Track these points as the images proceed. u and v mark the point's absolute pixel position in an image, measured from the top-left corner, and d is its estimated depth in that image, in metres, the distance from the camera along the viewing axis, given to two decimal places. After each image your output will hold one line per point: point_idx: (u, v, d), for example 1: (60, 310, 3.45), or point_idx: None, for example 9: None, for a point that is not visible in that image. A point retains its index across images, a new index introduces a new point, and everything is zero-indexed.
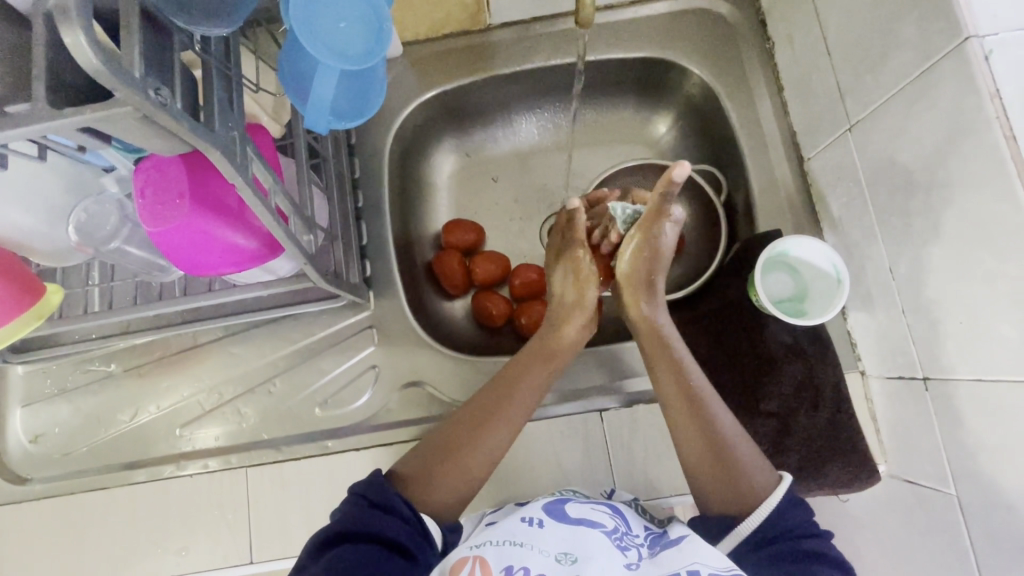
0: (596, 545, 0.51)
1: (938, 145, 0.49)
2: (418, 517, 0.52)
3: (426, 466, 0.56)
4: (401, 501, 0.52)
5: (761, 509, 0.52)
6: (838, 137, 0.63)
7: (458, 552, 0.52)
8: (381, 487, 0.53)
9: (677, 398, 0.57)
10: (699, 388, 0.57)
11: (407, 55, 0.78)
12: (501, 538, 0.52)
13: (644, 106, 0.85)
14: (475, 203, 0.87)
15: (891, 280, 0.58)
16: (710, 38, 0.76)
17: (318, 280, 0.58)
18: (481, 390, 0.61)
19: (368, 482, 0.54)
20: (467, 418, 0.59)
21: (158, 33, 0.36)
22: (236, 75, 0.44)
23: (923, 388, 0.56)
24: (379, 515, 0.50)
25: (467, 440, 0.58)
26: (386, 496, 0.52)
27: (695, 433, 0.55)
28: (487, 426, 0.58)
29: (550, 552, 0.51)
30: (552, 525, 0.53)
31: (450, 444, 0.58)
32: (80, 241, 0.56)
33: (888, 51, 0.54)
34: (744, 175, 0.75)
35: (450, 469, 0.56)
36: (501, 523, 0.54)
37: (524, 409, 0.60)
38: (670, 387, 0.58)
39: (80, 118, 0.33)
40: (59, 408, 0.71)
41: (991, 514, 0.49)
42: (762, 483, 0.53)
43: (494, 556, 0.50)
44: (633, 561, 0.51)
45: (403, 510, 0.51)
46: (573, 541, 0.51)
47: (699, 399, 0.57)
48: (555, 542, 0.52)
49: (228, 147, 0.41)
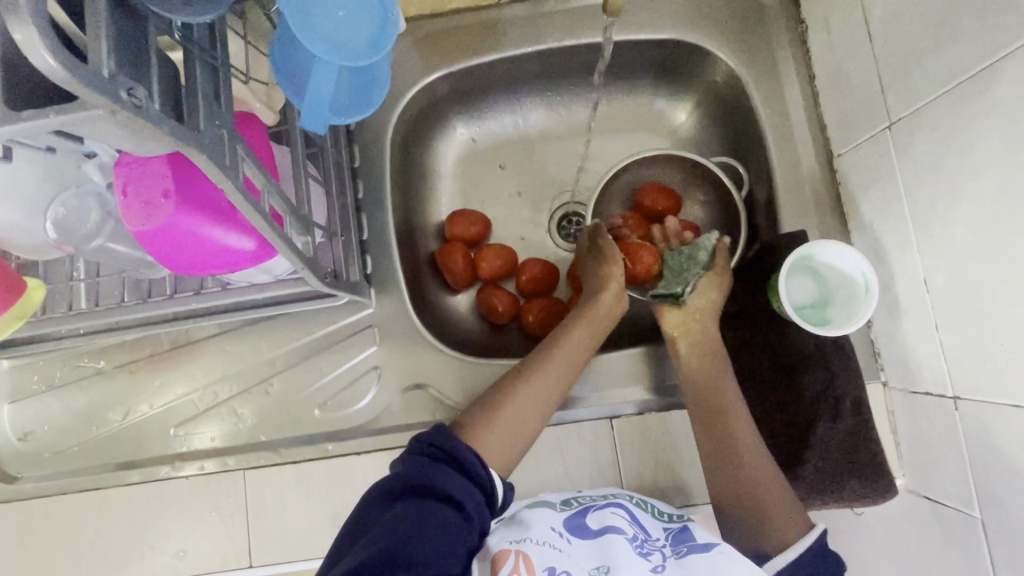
0: (624, 555, 0.49)
1: (993, 152, 0.45)
2: (485, 475, 0.51)
3: (480, 424, 0.56)
4: (470, 455, 0.51)
5: (797, 544, 0.53)
6: (875, 135, 0.59)
7: (496, 548, 0.50)
8: (449, 436, 0.52)
9: (712, 431, 0.59)
10: (733, 427, 0.59)
11: (411, 33, 0.72)
12: (542, 539, 0.51)
13: (663, 92, 0.79)
14: (481, 192, 0.82)
15: (924, 292, 0.55)
16: (738, 19, 0.70)
17: (316, 283, 0.55)
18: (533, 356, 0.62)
19: (435, 431, 0.53)
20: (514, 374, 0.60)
21: (131, 21, 0.32)
22: (224, 65, 0.39)
23: (952, 407, 0.54)
24: (446, 470, 0.49)
25: (520, 398, 0.58)
26: (454, 446, 0.51)
27: (726, 466, 0.58)
28: (536, 383, 0.59)
29: (583, 565, 0.48)
30: (579, 541, 0.51)
31: (505, 404, 0.57)
32: (59, 239, 0.52)
33: (941, 43, 0.49)
34: (769, 170, 0.70)
35: (505, 425, 0.56)
36: (531, 527, 0.52)
37: (574, 366, 0.61)
38: (708, 418, 0.60)
39: (42, 122, 0.29)
40: (48, 405, 0.69)
41: (1019, 543, 0.47)
42: (790, 525, 0.55)
43: (535, 554, 0.49)
44: (659, 564, 0.49)
45: (467, 463, 0.50)
46: (603, 553, 0.49)
47: (728, 425, 0.59)
48: (587, 556, 0.49)
49: (215, 148, 0.36)
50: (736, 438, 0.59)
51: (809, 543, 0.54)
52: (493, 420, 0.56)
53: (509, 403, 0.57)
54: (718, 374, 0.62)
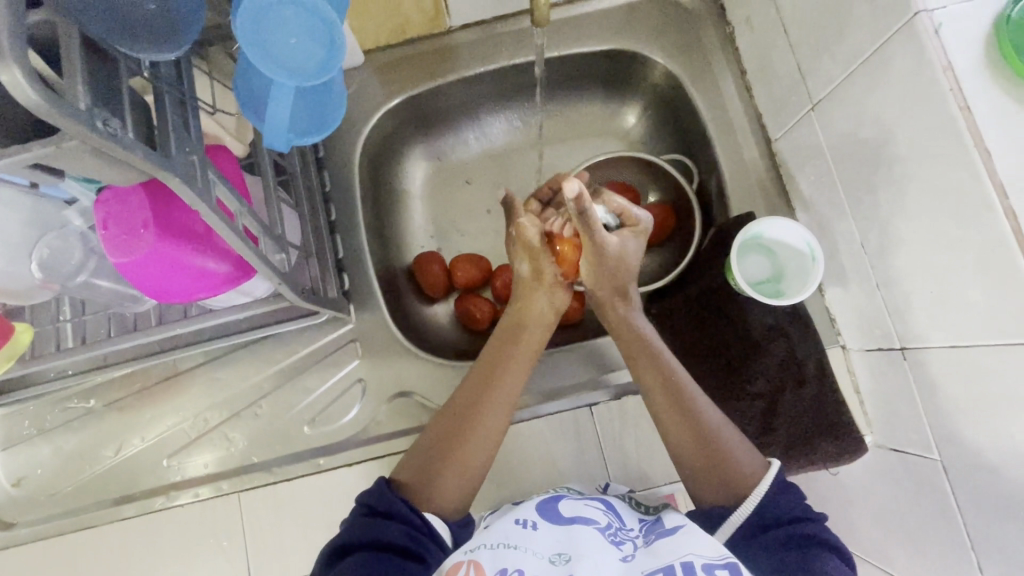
0: (591, 543, 0.51)
1: (897, 120, 0.50)
2: (424, 520, 0.53)
3: (424, 469, 0.57)
4: (405, 507, 0.53)
5: (752, 497, 0.53)
6: (803, 117, 0.64)
7: (450, 557, 0.51)
8: (381, 492, 0.54)
9: (658, 390, 0.59)
10: (677, 376, 0.60)
11: (369, 65, 0.77)
12: (496, 540, 0.51)
13: (611, 99, 0.85)
14: (451, 207, 0.86)
15: (863, 254, 0.59)
16: (670, 27, 0.76)
17: (293, 298, 0.57)
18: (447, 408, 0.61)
19: (372, 491, 0.55)
20: (460, 413, 0.59)
21: (106, 65, 0.36)
22: (191, 99, 0.43)
23: (902, 358, 0.57)
24: (382, 522, 0.51)
25: (461, 438, 0.58)
26: (386, 500, 0.53)
27: (680, 425, 0.58)
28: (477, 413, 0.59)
29: (544, 554, 0.50)
30: (546, 528, 0.53)
31: (444, 448, 0.58)
32: (45, 278, 0.54)
33: (842, 29, 0.55)
34: (715, 160, 0.75)
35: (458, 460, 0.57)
36: (494, 527, 0.53)
37: (513, 393, 0.61)
38: (654, 379, 0.60)
39: (26, 155, 0.32)
40: (40, 449, 0.70)
41: (973, 476, 0.51)
42: (752, 472, 0.55)
43: (488, 559, 0.49)
44: (629, 553, 0.51)
45: (403, 513, 0.53)
46: (567, 542, 0.51)
47: (684, 394, 0.59)
48: (548, 545, 0.51)
49: (187, 172, 0.40)
50: (685, 388, 0.59)
51: (770, 485, 0.53)
52: (439, 462, 0.57)
53: (445, 445, 0.58)
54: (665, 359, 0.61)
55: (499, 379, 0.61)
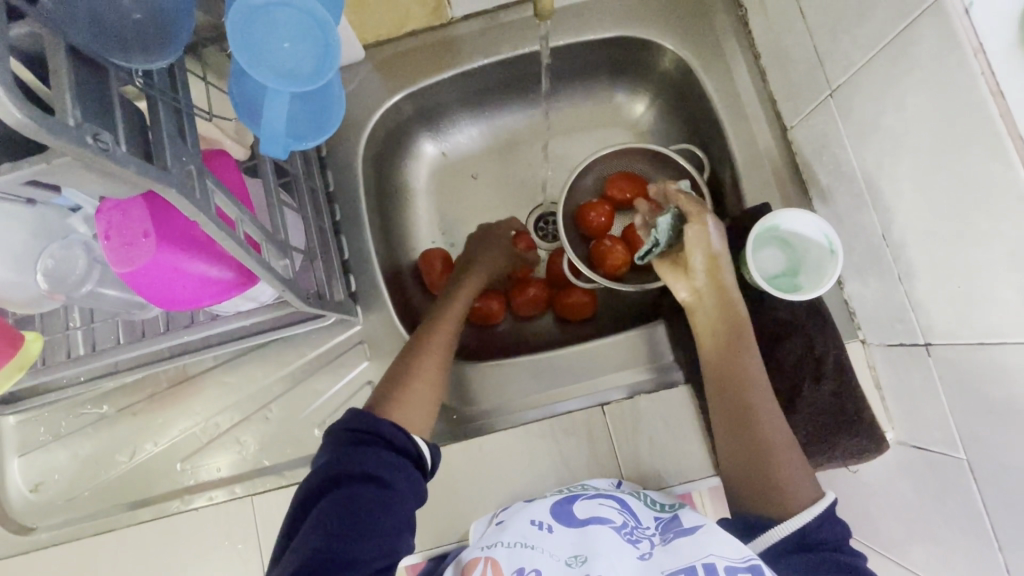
0: (607, 543, 0.50)
1: (924, 105, 0.47)
2: (406, 445, 0.54)
3: (385, 401, 0.59)
4: (389, 430, 0.53)
5: (801, 515, 0.53)
6: (820, 103, 0.61)
7: (469, 553, 0.53)
8: (365, 419, 0.54)
9: (724, 384, 0.60)
10: (752, 377, 0.60)
11: (371, 60, 0.75)
12: (512, 540, 0.51)
13: (619, 87, 0.82)
14: (457, 203, 0.85)
15: (884, 246, 0.57)
16: (680, 11, 0.73)
17: (299, 304, 0.57)
18: (404, 353, 0.63)
19: (353, 415, 0.54)
20: (412, 351, 0.63)
21: (95, 74, 0.35)
22: (187, 105, 0.42)
23: (926, 354, 0.56)
24: (371, 453, 0.51)
25: (429, 365, 0.62)
26: (373, 429, 0.53)
27: (732, 431, 0.58)
28: (430, 347, 0.63)
29: (559, 555, 0.50)
30: (560, 530, 0.53)
31: (402, 384, 0.60)
32: (51, 288, 0.53)
33: (863, 11, 0.52)
34: (727, 149, 0.73)
35: (420, 396, 0.60)
36: (511, 524, 0.53)
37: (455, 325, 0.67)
38: (733, 369, 0.60)
39: (18, 172, 0.32)
40: (56, 455, 0.70)
41: (999, 476, 0.49)
42: (798, 494, 0.54)
43: (504, 557, 0.50)
44: (646, 551, 0.51)
45: (391, 444, 0.53)
46: (583, 543, 0.51)
47: (750, 401, 0.58)
48: (565, 547, 0.51)
49: (185, 183, 0.38)
50: (757, 395, 0.59)
51: (821, 510, 0.53)
52: (396, 403, 0.59)
53: (401, 379, 0.61)
54: (749, 366, 0.60)
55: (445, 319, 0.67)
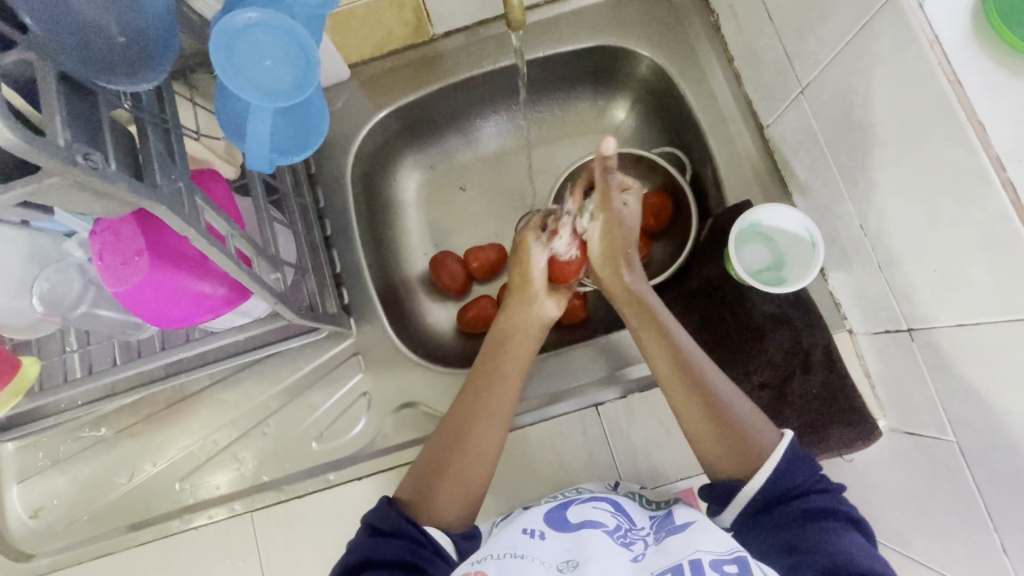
0: (601, 547, 0.50)
1: (888, 97, 0.49)
2: (427, 533, 0.53)
3: (426, 487, 0.56)
4: (405, 521, 0.53)
5: (762, 471, 0.53)
6: (792, 101, 0.63)
7: (458, 568, 0.50)
8: (384, 509, 0.54)
9: (668, 355, 0.59)
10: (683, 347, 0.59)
11: (356, 79, 0.77)
12: (503, 551, 0.50)
13: (599, 95, 0.84)
14: (446, 215, 0.86)
15: (863, 236, 0.58)
16: (653, 19, 0.76)
17: (292, 317, 0.58)
18: (452, 420, 0.60)
19: (376, 509, 0.55)
20: (461, 425, 0.59)
21: (84, 100, 0.36)
22: (175, 126, 0.43)
23: (909, 339, 0.56)
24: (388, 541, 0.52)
25: (478, 444, 0.58)
26: (390, 518, 0.53)
27: (692, 399, 0.57)
28: (481, 421, 0.59)
29: (552, 563, 0.49)
30: (553, 537, 0.52)
31: (446, 465, 0.57)
32: (46, 311, 0.55)
33: (825, 11, 0.54)
34: (707, 150, 0.74)
35: (463, 472, 0.57)
36: (503, 535, 0.53)
37: (512, 389, 0.61)
38: (654, 343, 0.60)
39: (10, 194, 0.33)
40: (55, 480, 0.70)
41: (988, 456, 0.49)
42: (761, 445, 0.54)
43: (495, 567, 0.48)
44: (639, 553, 0.51)
45: (407, 529, 0.53)
46: (575, 548, 0.50)
47: (695, 366, 0.58)
48: (557, 553, 0.50)
49: (174, 201, 0.39)
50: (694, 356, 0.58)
51: (781, 459, 0.53)
52: (436, 489, 0.56)
53: (448, 455, 0.58)
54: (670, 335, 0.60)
55: (501, 383, 0.61)
